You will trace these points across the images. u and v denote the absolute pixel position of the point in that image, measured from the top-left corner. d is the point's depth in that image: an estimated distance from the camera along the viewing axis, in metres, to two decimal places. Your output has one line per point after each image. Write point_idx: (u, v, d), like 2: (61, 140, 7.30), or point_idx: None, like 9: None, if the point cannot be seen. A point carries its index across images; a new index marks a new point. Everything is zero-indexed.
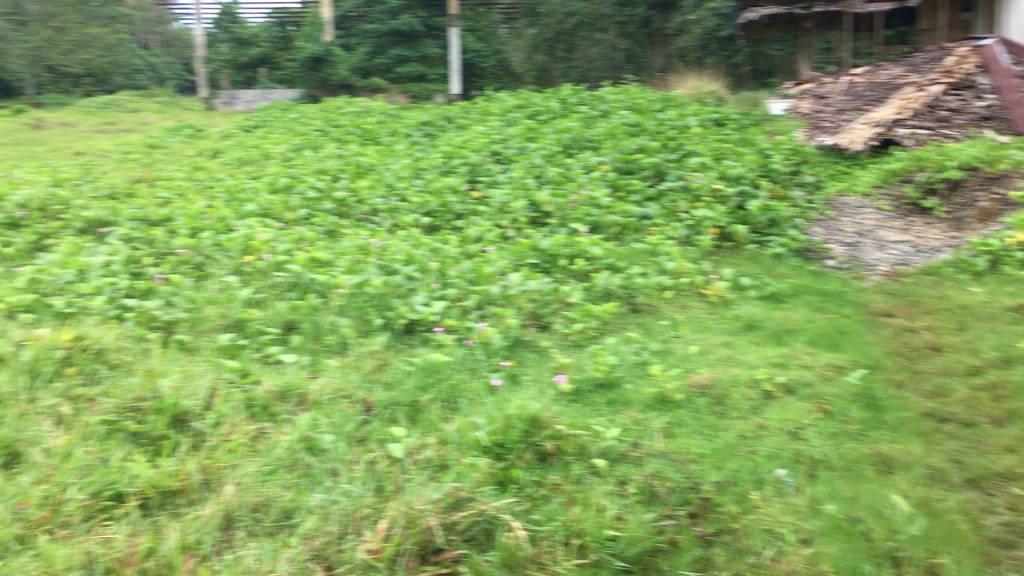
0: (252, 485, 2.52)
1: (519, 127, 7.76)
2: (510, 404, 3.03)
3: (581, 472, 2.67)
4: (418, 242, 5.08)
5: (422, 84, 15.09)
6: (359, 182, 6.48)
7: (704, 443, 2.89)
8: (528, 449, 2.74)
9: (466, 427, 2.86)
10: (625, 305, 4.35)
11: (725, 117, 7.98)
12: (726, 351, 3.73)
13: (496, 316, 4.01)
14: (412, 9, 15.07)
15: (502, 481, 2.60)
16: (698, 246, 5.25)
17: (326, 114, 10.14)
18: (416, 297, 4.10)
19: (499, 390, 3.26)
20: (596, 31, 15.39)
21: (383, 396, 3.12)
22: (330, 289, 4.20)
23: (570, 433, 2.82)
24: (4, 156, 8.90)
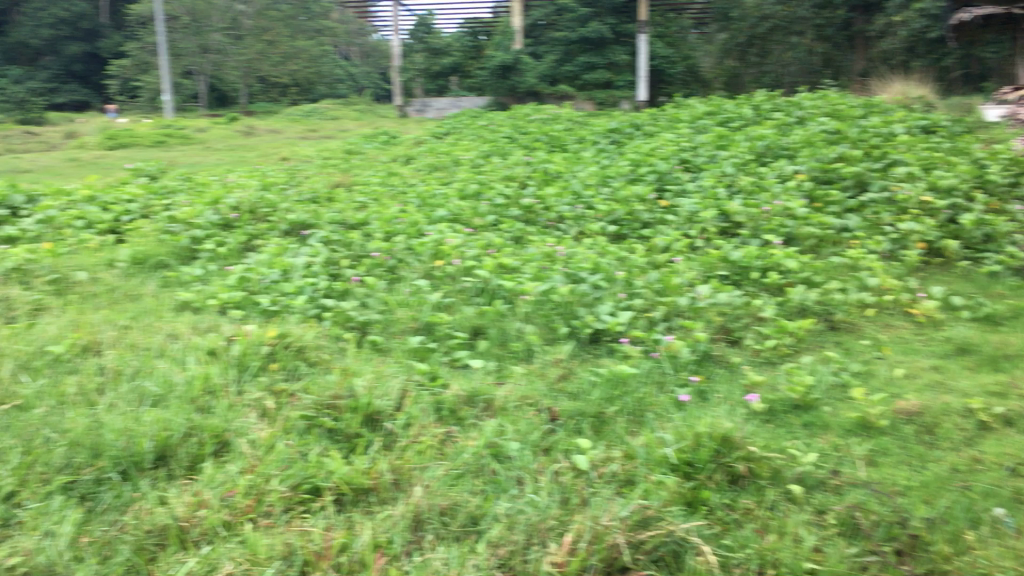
0: (441, 488, 2.55)
1: (710, 135, 7.58)
2: (699, 421, 2.93)
3: (775, 498, 2.56)
4: (605, 250, 5.04)
5: (609, 90, 15.07)
6: (546, 189, 6.52)
7: (911, 475, 2.69)
8: (718, 470, 2.64)
9: (654, 443, 2.78)
10: (821, 322, 4.15)
11: (935, 124, 7.49)
12: (936, 376, 3.48)
13: (684, 329, 3.91)
14: (602, 16, 15.15)
15: (692, 502, 2.51)
16: (903, 261, 4.94)
17: (515, 122, 10.29)
18: (602, 306, 4.06)
19: (688, 405, 3.16)
20: (791, 35, 14.87)
21: (568, 406, 3.10)
22: (516, 296, 4.23)
23: (763, 456, 2.70)
24: (218, 161, 9.56)
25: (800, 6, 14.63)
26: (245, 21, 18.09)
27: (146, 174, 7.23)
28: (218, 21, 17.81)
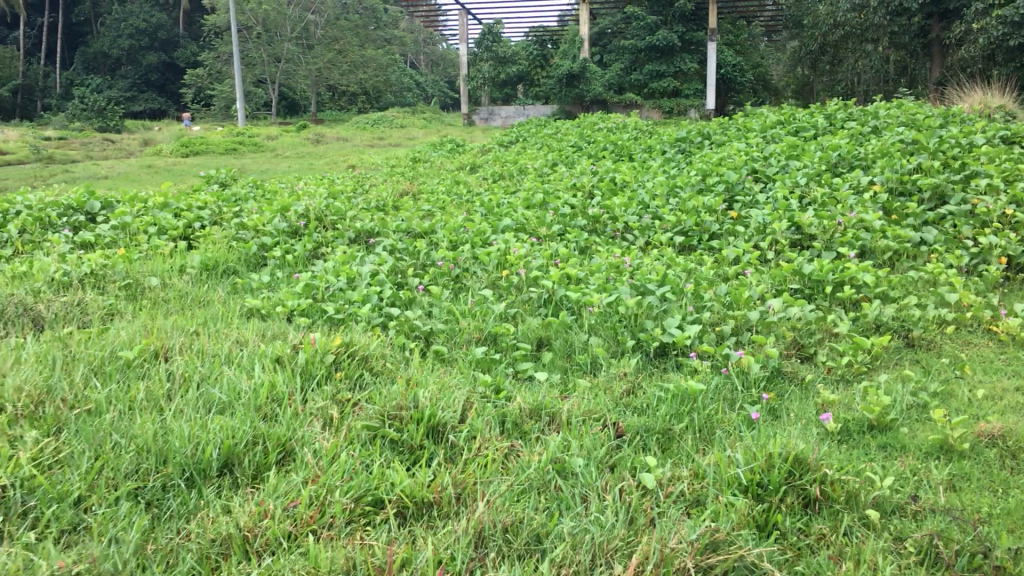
0: (504, 504, 2.52)
1: (782, 144, 7.43)
2: (770, 440, 2.84)
3: (851, 523, 2.47)
4: (672, 262, 4.96)
5: (677, 99, 14.93)
6: (613, 199, 6.45)
7: (995, 502, 2.56)
8: (790, 492, 2.56)
9: (723, 462, 2.69)
10: (898, 339, 4.01)
11: (1018, 133, 7.24)
12: (1020, 397, 3.32)
13: (753, 343, 3.81)
14: (670, 24, 15.08)
15: (762, 525, 2.46)
16: (985, 276, 4.76)
17: (581, 130, 10.24)
18: (670, 319, 3.98)
19: (758, 423, 3.07)
20: (865, 42, 14.53)
21: (635, 421, 3.05)
22: (582, 307, 4.18)
23: (838, 478, 2.59)
24: (288, 168, 9.69)
25: (875, 13, 13.62)
26: (316, 30, 18.33)
27: (217, 181, 7.36)
28: (290, 32, 17.71)
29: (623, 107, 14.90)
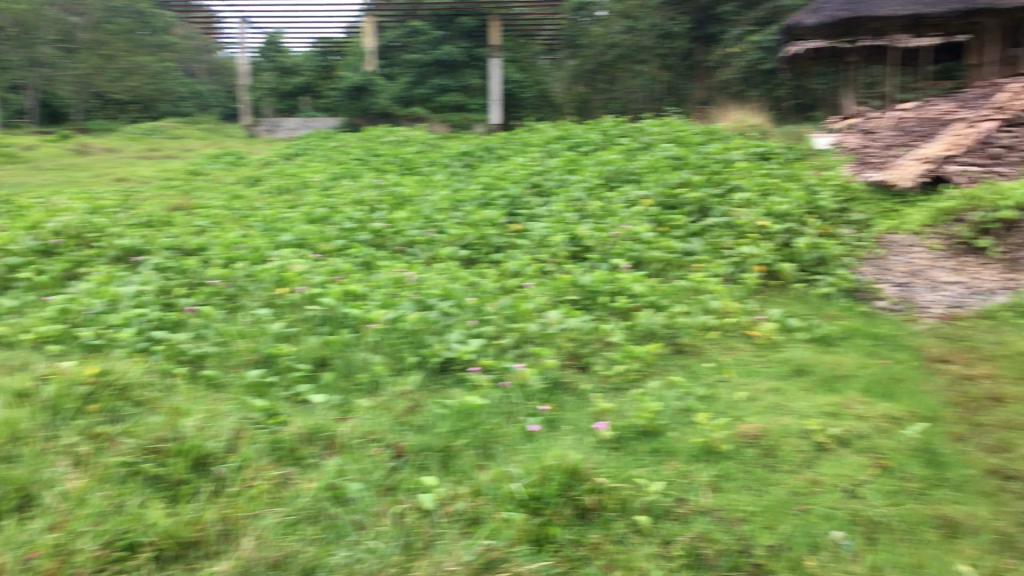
0: (272, 539, 2.42)
1: (560, 159, 7.65)
2: (548, 454, 2.89)
3: (623, 531, 2.52)
4: (455, 276, 4.95)
5: (462, 113, 15.10)
6: (397, 212, 6.38)
7: (753, 500, 2.71)
8: (566, 504, 2.59)
9: (501, 477, 2.73)
10: (668, 345, 4.19)
11: (771, 151, 7.84)
12: (775, 398, 3.55)
13: (534, 355, 3.86)
14: (455, 40, 15.12)
15: (539, 539, 2.47)
16: (744, 284, 5.10)
17: (366, 143, 10.11)
18: (451, 334, 3.96)
19: (537, 436, 3.10)
20: (636, 63, 15.32)
21: (415, 440, 2.98)
22: (363, 324, 4.08)
23: (612, 487, 2.67)
24: (45, 182, 8.92)
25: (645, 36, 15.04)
26: (78, 33, 17.05)
27: None
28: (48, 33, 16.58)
29: (409, 120, 14.89)
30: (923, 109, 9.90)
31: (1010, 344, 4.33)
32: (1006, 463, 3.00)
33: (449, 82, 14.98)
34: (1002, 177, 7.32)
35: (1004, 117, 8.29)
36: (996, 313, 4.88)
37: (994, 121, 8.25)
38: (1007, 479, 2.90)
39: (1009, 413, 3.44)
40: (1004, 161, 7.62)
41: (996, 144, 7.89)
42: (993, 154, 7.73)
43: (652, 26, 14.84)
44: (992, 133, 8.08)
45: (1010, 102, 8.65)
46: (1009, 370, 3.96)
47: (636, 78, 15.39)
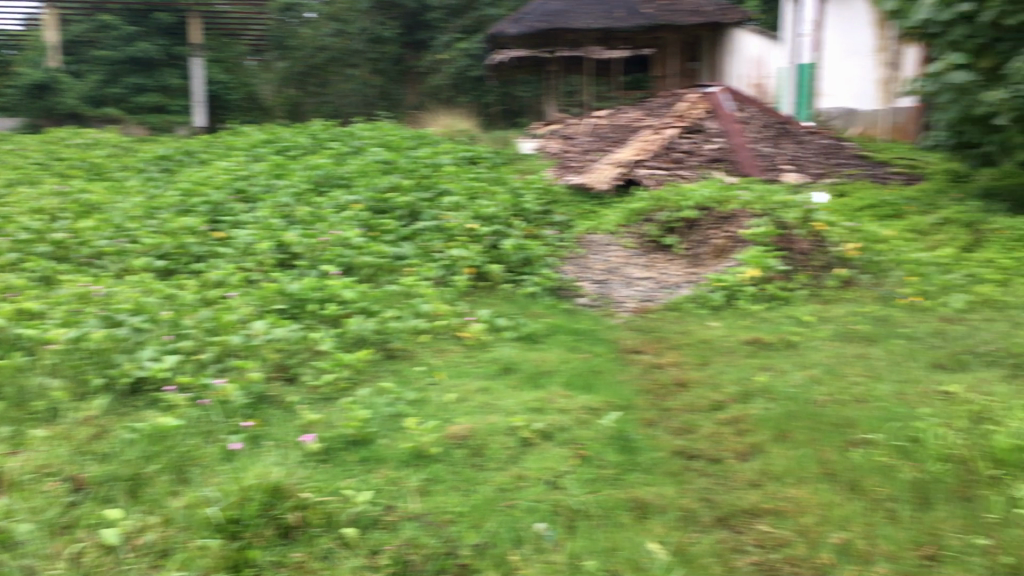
0: None
1: (266, 163, 7.38)
2: (249, 473, 2.78)
3: (329, 545, 2.48)
4: (150, 288, 4.61)
5: (162, 115, 14.05)
6: (83, 222, 5.84)
7: (462, 500, 2.75)
8: (267, 525, 2.52)
9: (197, 502, 2.62)
10: (380, 351, 4.15)
11: (478, 155, 8.06)
12: (483, 397, 3.62)
13: (237, 369, 3.67)
14: (149, 36, 14.00)
15: (237, 564, 2.39)
16: (454, 286, 5.19)
17: (47, 146, 9.20)
18: (143, 351, 3.67)
19: (239, 454, 2.94)
20: (347, 67, 15.29)
21: (99, 471, 2.76)
22: (40, 346, 3.68)
23: (317, 501, 2.62)
24: None
25: (355, 40, 15.15)
26: None
27: None
28: None
29: (101, 121, 13.74)
30: (612, 118, 10.61)
31: (694, 333, 4.74)
32: (690, 444, 3.25)
33: (146, 81, 13.90)
34: (683, 179, 8.02)
35: (683, 124, 9.05)
36: (680, 304, 5.33)
37: (675, 127, 9.00)
38: (690, 458, 3.15)
39: (692, 397, 3.75)
40: (685, 165, 8.34)
41: (677, 149, 8.62)
42: (676, 158, 8.44)
43: (362, 29, 15.09)
44: (675, 139, 8.83)
45: (689, 111, 9.48)
46: (691, 356, 4.34)
47: (347, 82, 15.32)
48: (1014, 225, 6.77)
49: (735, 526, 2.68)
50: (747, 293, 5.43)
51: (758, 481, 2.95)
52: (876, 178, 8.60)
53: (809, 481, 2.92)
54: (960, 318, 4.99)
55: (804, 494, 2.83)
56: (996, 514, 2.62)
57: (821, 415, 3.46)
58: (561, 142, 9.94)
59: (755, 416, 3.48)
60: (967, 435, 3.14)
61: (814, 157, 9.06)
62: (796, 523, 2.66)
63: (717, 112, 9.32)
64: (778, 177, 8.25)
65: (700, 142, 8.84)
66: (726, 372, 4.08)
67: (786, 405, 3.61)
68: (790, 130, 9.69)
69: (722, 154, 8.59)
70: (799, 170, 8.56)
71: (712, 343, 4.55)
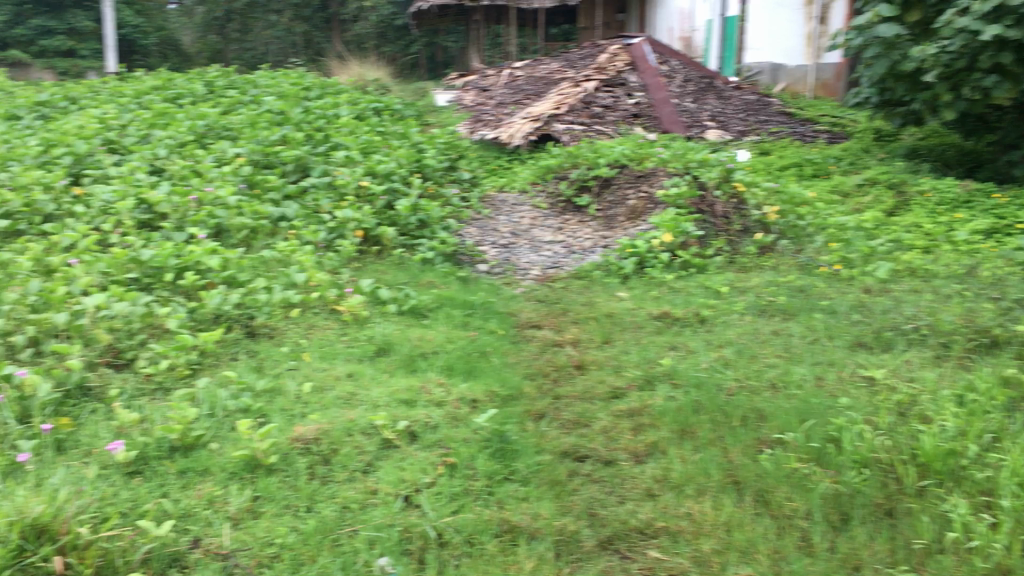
0: None
1: (148, 113, 7.04)
2: (59, 474, 2.34)
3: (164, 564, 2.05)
4: (8, 244, 4.43)
5: (71, 60, 17.42)
6: (16, 147, 5.98)
7: (288, 529, 2.24)
8: (97, 519, 2.10)
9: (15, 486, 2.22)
10: (239, 330, 3.76)
11: (367, 114, 7.90)
12: (348, 387, 3.20)
13: (72, 337, 3.23)
14: (79, 8, 17.54)
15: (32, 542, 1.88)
16: (340, 251, 4.98)
17: None
18: None
19: (69, 452, 2.52)
20: (271, 13, 18.54)
21: None
22: None
23: (134, 525, 2.13)
24: None
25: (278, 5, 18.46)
26: None
27: None
28: None
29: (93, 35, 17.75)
30: (535, 76, 10.78)
31: (599, 305, 4.55)
32: (580, 441, 2.92)
33: (54, 25, 17.20)
34: (601, 135, 8.17)
35: (604, 77, 9.23)
36: (588, 273, 5.20)
37: (595, 80, 9.15)
38: (578, 461, 2.80)
39: (588, 382, 3.47)
40: (604, 120, 8.48)
41: (596, 104, 8.74)
42: (595, 113, 8.57)
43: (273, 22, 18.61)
44: (594, 92, 8.96)
45: (610, 63, 9.65)
46: (593, 333, 4.10)
47: (270, 27, 18.66)
48: (941, 187, 6.47)
49: (624, 551, 2.29)
50: (659, 260, 5.21)
51: (654, 491, 2.59)
52: (801, 136, 8.67)
53: (711, 493, 2.55)
54: (883, 289, 4.67)
55: (702, 509, 2.46)
56: (925, 539, 2.29)
57: (730, 406, 3.12)
58: (489, 107, 9.94)
59: (656, 408, 3.15)
60: (891, 435, 2.75)
61: (735, 114, 9.21)
62: (693, 550, 2.28)
63: (639, 65, 9.49)
64: (700, 134, 8.42)
65: (621, 96, 8.97)
66: (628, 351, 3.83)
67: (692, 393, 3.29)
68: (714, 86, 9.85)
69: (641, 109, 8.75)
70: (721, 126, 8.74)
71: (618, 318, 4.31)
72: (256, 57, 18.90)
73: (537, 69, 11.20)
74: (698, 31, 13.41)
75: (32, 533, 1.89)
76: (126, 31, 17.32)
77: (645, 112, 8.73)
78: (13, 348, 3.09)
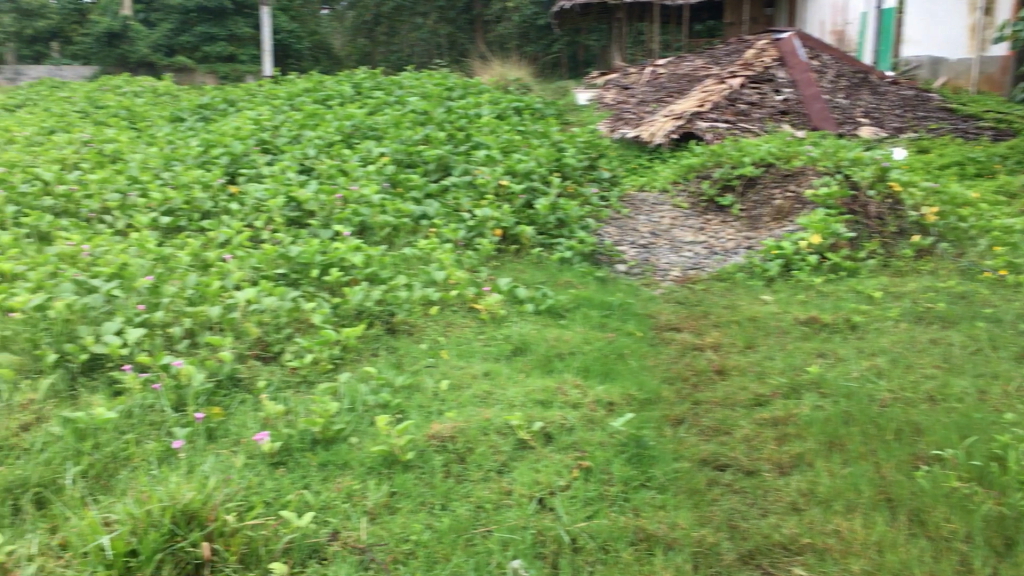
0: None
1: (299, 114, 7.31)
2: (210, 461, 2.43)
3: (304, 555, 2.09)
4: (170, 239, 4.67)
5: (232, 63, 18.30)
6: (180, 147, 6.32)
7: (424, 526, 2.25)
8: (245, 506, 2.16)
9: (170, 470, 2.32)
10: (380, 326, 3.83)
11: (508, 113, 7.96)
12: (484, 385, 3.21)
13: (226, 329, 3.37)
14: (240, 15, 18.45)
15: (188, 525, 1.95)
16: (479, 250, 5.01)
17: (124, 98, 9.70)
18: (132, 298, 3.42)
19: (220, 439, 2.62)
20: (417, 15, 18.98)
21: (62, 417, 2.51)
22: (56, 277, 3.59)
23: (278, 515, 2.18)
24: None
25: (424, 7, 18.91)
26: None
27: None
28: None
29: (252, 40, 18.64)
30: (678, 73, 10.59)
31: (742, 309, 4.41)
32: (720, 449, 2.82)
33: (216, 32, 18.16)
34: (747, 133, 7.93)
35: (750, 73, 8.97)
36: (731, 275, 5.06)
37: (741, 77, 8.90)
38: (718, 470, 2.71)
39: (730, 388, 3.36)
40: (750, 117, 8.24)
41: (742, 101, 8.50)
42: (740, 110, 8.34)
43: (419, 24, 19.03)
44: (740, 89, 8.72)
45: (757, 59, 9.37)
46: (735, 337, 3.98)
47: (416, 29, 19.10)
48: None
49: (767, 567, 2.20)
50: (806, 263, 5.00)
51: (799, 505, 2.47)
52: (963, 132, 8.17)
53: (862, 510, 2.42)
54: None
55: (852, 526, 2.33)
56: None
57: (883, 418, 2.95)
58: (630, 105, 9.83)
59: (803, 418, 3.02)
60: None
61: (891, 110, 8.77)
62: (841, 569, 2.16)
63: (788, 60, 9.17)
64: (853, 131, 8.07)
65: (768, 93, 8.69)
66: (772, 357, 3.69)
67: (841, 403, 3.13)
68: (868, 81, 9.41)
69: (789, 106, 8.45)
70: (875, 123, 8.34)
71: (762, 322, 4.17)
72: (402, 59, 19.38)
73: (681, 66, 11.00)
74: (852, 24, 12.85)
75: (183, 519, 1.96)
76: (281, 36, 18.11)
77: (793, 109, 8.43)
78: (171, 339, 3.23)
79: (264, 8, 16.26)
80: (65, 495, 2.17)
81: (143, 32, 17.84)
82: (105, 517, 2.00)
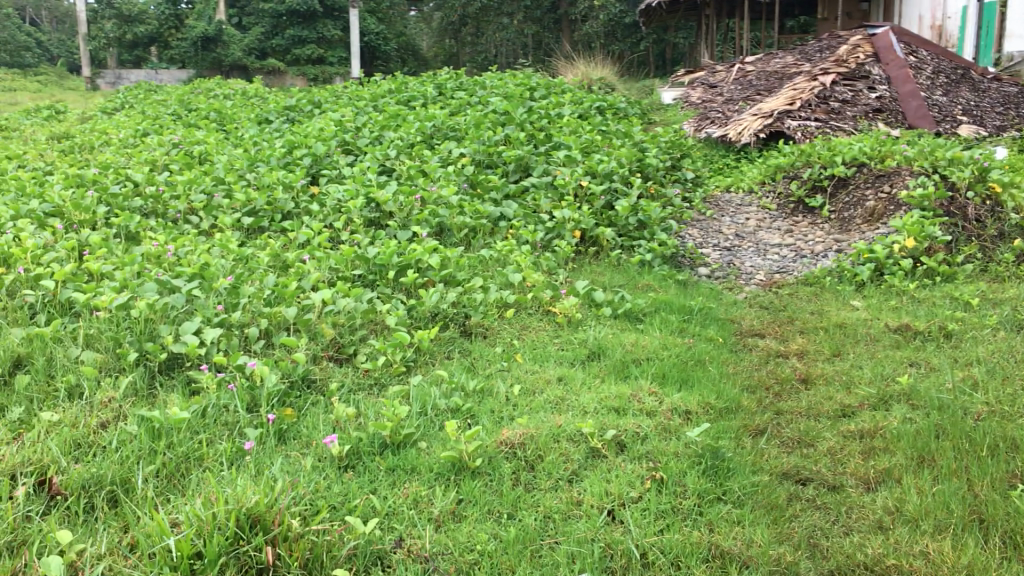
0: (14, 449, 2.31)
1: (381, 115, 7.36)
2: (279, 463, 2.43)
3: (368, 561, 2.06)
4: (253, 240, 4.74)
5: (321, 66, 18.65)
6: (265, 148, 6.43)
7: (490, 536, 2.20)
8: (309, 510, 2.15)
9: (238, 472, 2.32)
10: (455, 328, 3.81)
11: (590, 113, 7.88)
12: (558, 391, 3.16)
13: (301, 330, 3.38)
14: (329, 18, 18.79)
15: (247, 530, 1.94)
16: (557, 252, 4.95)
17: (215, 100, 9.95)
18: (210, 297, 3.46)
19: (290, 442, 2.62)
20: (503, 16, 19.02)
21: (136, 416, 2.54)
22: (140, 276, 3.66)
23: (342, 520, 2.16)
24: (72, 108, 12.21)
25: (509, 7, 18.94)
26: None
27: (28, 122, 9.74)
28: None
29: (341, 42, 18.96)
30: (767, 71, 10.34)
31: (829, 315, 4.24)
32: (802, 462, 2.71)
33: (306, 34, 18.53)
34: (838, 132, 7.68)
35: (842, 70, 8.69)
36: (818, 279, 4.89)
37: (832, 74, 8.63)
38: (800, 484, 2.59)
39: (814, 398, 3.23)
40: (842, 115, 7.97)
41: (834, 98, 8.23)
42: (832, 108, 8.08)
43: (505, 24, 19.07)
44: (831, 87, 8.46)
45: (849, 55, 9.07)
46: (821, 345, 3.83)
47: (502, 30, 19.15)
48: None
49: None
50: (899, 267, 4.79)
51: (886, 523, 2.34)
52: None
53: (954, 531, 2.28)
54: None
55: (943, 548, 2.20)
56: None
57: (978, 433, 2.79)
58: (716, 104, 9.64)
59: (892, 431, 2.87)
60: None
61: (992, 108, 8.38)
62: None
63: (883, 56, 8.85)
64: (951, 129, 7.74)
65: (861, 90, 8.40)
66: (860, 366, 3.54)
67: (933, 416, 2.97)
68: (968, 77, 9.01)
69: (883, 103, 8.15)
70: (975, 121, 7.98)
71: (850, 329, 4.00)
72: (488, 59, 19.46)
73: (770, 63, 10.74)
74: (951, 19, 12.36)
75: (247, 522, 1.95)
76: (369, 38, 18.37)
77: (888, 106, 8.12)
78: (247, 339, 3.26)
79: (353, 11, 16.50)
80: (136, 495, 2.18)
81: (237, 37, 17.94)
82: (171, 518, 2.00)
